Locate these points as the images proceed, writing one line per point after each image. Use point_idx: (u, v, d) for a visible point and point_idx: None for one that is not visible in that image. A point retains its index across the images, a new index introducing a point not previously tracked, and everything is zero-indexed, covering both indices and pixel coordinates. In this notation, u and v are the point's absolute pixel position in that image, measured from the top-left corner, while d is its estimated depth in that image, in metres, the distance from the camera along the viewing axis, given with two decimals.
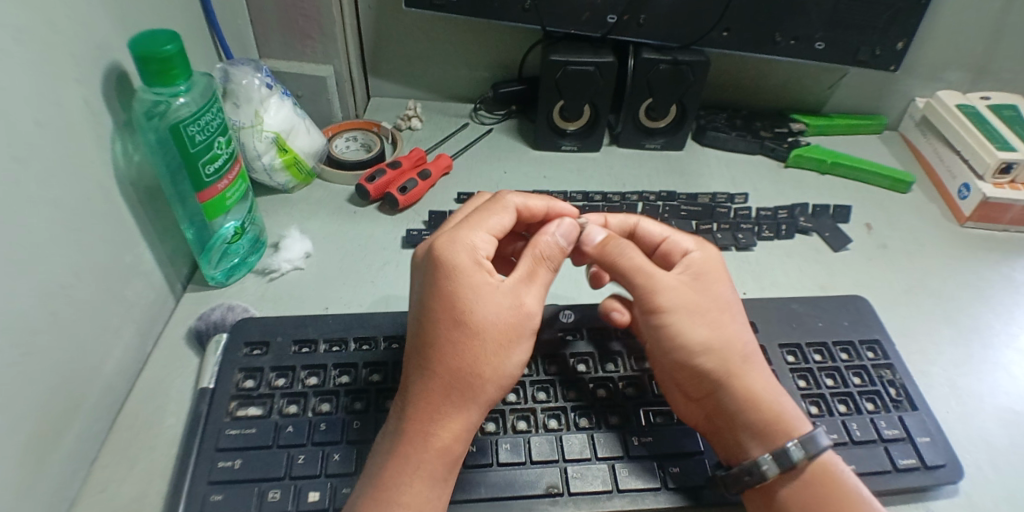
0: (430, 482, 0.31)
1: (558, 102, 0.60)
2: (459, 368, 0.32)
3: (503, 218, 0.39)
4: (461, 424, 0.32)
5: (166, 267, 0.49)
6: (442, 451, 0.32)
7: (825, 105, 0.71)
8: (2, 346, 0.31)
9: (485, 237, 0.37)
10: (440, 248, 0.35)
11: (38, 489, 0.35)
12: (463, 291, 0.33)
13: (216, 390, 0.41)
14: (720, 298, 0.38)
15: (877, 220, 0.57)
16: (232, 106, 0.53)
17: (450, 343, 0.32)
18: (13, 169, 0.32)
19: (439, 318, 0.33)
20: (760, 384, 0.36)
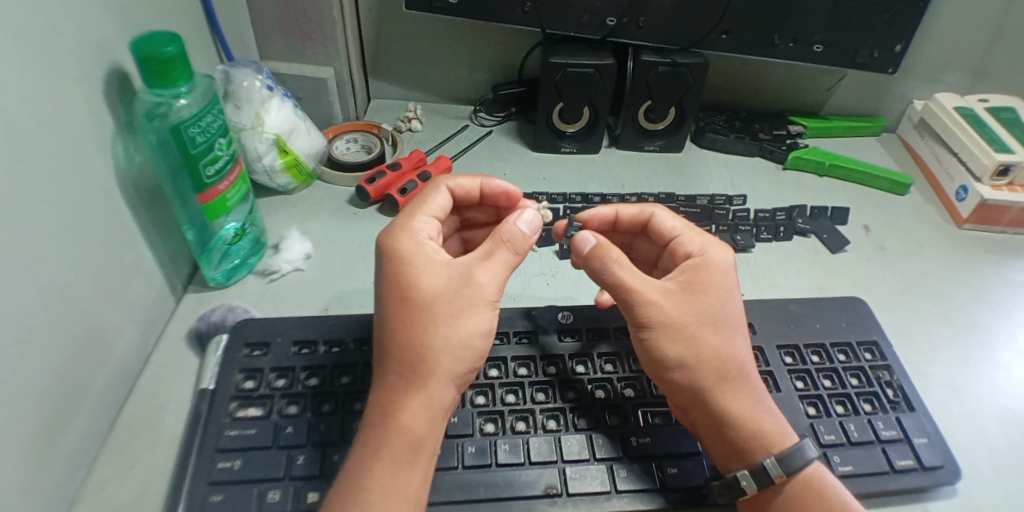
0: (392, 466, 0.30)
1: (557, 104, 0.60)
2: (405, 344, 0.33)
3: (440, 201, 0.41)
4: (421, 400, 0.32)
5: (166, 268, 0.50)
6: (403, 429, 0.31)
7: (823, 108, 0.71)
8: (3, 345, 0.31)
9: (427, 220, 0.39)
10: (384, 237, 0.37)
11: (39, 488, 0.35)
12: (405, 270, 0.35)
13: (217, 390, 0.41)
14: (713, 304, 0.38)
15: (876, 222, 0.58)
16: (234, 108, 0.53)
17: (397, 319, 0.33)
18: (13, 170, 0.32)
19: (389, 301, 0.34)
20: (734, 390, 0.36)
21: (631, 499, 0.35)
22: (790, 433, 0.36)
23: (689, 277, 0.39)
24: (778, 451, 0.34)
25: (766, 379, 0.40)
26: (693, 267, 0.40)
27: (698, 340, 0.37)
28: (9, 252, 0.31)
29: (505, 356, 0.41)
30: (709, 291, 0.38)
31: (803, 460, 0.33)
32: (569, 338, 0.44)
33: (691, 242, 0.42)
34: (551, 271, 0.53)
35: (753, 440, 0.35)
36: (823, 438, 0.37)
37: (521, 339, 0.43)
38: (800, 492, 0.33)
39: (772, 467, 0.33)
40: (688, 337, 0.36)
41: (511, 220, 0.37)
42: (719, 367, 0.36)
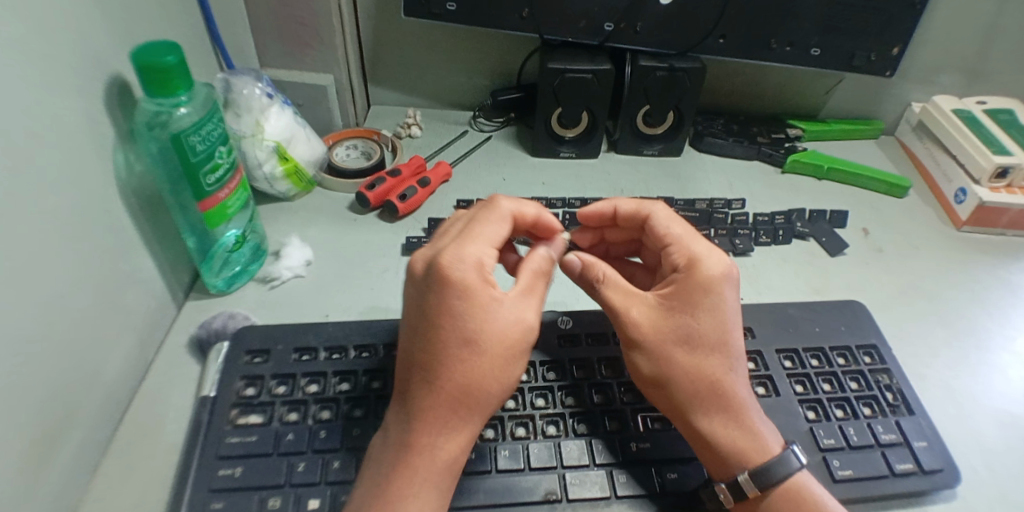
0: (434, 491, 0.31)
1: (555, 109, 0.60)
2: (465, 384, 0.32)
3: (502, 229, 0.38)
4: (462, 436, 0.33)
5: (167, 276, 0.50)
6: (444, 460, 0.32)
7: (821, 110, 0.71)
8: (7, 354, 0.31)
9: (484, 247, 0.35)
10: (449, 264, 0.33)
11: (43, 495, 0.35)
12: (471, 310, 0.33)
13: (217, 398, 0.41)
14: (704, 325, 0.36)
15: (874, 224, 0.58)
16: (233, 116, 0.53)
17: (458, 359, 0.32)
18: (13, 181, 0.32)
19: (448, 336, 0.32)
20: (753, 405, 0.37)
21: (630, 504, 0.35)
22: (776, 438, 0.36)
23: (680, 291, 0.37)
24: (761, 462, 0.35)
25: (765, 382, 0.40)
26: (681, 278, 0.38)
27: (714, 354, 0.36)
28: (9, 263, 0.32)
29: None
30: (696, 305, 0.37)
31: (777, 474, 0.34)
32: (568, 344, 0.44)
33: (680, 252, 0.39)
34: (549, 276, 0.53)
35: (752, 451, 0.35)
36: (822, 442, 0.37)
37: None
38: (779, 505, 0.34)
39: (746, 482, 0.34)
40: (711, 381, 0.36)
41: (542, 252, 0.39)
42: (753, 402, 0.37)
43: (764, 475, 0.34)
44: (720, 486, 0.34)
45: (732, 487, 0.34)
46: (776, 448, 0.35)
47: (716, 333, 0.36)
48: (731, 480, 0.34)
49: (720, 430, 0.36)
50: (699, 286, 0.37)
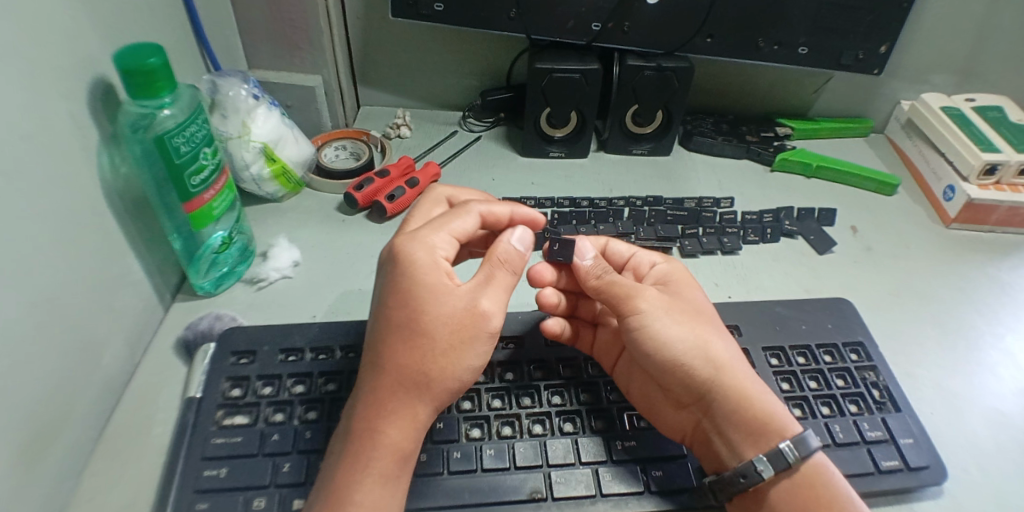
0: (379, 481, 0.31)
1: (545, 109, 0.60)
2: (409, 365, 0.32)
3: (466, 223, 0.39)
4: (410, 423, 0.32)
5: (154, 277, 0.50)
6: (392, 449, 0.31)
7: (811, 109, 0.71)
8: None
9: (445, 239, 0.37)
10: (399, 249, 0.36)
11: (26, 499, 0.35)
12: (420, 293, 0.34)
13: (204, 399, 0.41)
14: (697, 301, 0.40)
15: (863, 222, 0.57)
16: (220, 117, 0.53)
17: (393, 343, 0.33)
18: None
19: (394, 319, 0.33)
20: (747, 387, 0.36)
21: (615, 503, 0.35)
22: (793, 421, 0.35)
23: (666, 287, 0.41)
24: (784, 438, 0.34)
25: None
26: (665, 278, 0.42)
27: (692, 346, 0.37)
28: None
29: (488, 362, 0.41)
30: (680, 297, 0.40)
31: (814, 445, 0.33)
32: (556, 344, 0.43)
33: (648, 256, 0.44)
34: None
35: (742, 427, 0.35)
36: None
37: (507, 344, 0.43)
38: (797, 493, 0.33)
39: (790, 450, 0.33)
40: (706, 360, 0.36)
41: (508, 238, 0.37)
42: (751, 402, 0.35)
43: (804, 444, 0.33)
44: (761, 457, 0.34)
45: (775, 457, 0.33)
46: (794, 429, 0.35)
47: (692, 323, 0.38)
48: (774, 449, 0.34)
49: (729, 411, 0.35)
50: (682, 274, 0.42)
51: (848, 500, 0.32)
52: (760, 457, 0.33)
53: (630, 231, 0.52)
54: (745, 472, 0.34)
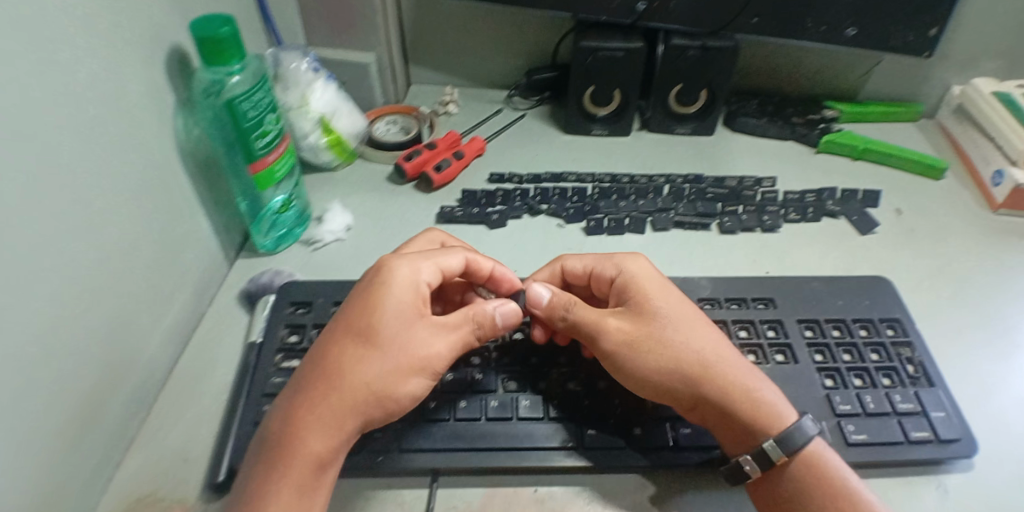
0: (294, 491, 0.32)
1: (588, 88, 0.62)
2: (348, 378, 0.35)
3: (453, 263, 0.42)
4: (335, 432, 0.34)
5: (221, 236, 0.54)
6: (309, 452, 0.33)
7: (860, 93, 0.70)
8: (74, 293, 0.36)
9: (429, 270, 0.40)
10: (377, 273, 0.39)
11: (101, 423, 0.39)
12: (382, 314, 0.37)
13: (264, 343, 0.45)
14: (660, 305, 0.40)
15: (908, 205, 0.57)
16: (282, 89, 0.57)
17: (336, 354, 0.35)
18: (86, 141, 0.37)
19: (349, 333, 0.36)
20: (732, 379, 0.37)
21: (631, 456, 0.38)
22: (790, 410, 0.36)
23: (624, 297, 0.41)
24: (779, 430, 0.35)
25: (784, 350, 0.41)
26: (621, 285, 0.42)
27: (671, 351, 0.38)
28: (82, 212, 0.36)
29: (527, 324, 0.46)
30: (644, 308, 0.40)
31: (801, 440, 0.34)
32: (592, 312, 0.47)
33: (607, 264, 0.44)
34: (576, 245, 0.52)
35: (756, 412, 0.36)
36: (838, 408, 0.38)
37: (544, 310, 0.47)
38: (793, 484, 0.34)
39: (773, 449, 0.34)
40: (682, 368, 0.37)
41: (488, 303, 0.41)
42: (738, 399, 0.36)
43: (789, 440, 0.34)
44: (746, 457, 0.35)
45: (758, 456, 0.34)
46: (790, 417, 0.36)
47: (667, 333, 0.39)
48: (758, 449, 0.35)
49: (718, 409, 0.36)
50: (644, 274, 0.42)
51: (845, 483, 0.33)
52: (746, 458, 0.35)
53: (669, 207, 0.54)
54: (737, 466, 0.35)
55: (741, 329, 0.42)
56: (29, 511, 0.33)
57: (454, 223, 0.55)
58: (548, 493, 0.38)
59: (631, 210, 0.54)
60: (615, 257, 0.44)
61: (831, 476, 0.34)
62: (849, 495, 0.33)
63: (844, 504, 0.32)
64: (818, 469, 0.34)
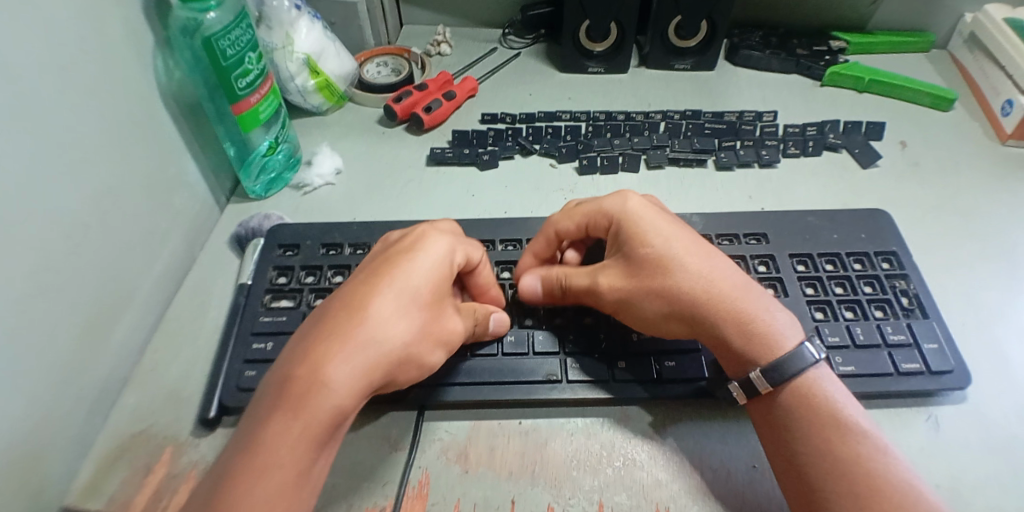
0: (311, 447, 0.27)
1: (583, 22, 0.59)
2: (384, 332, 0.31)
3: (473, 253, 0.39)
4: (360, 390, 0.29)
5: (210, 181, 0.53)
6: (335, 408, 0.28)
7: (869, 22, 0.67)
8: (57, 233, 0.35)
9: (459, 252, 0.37)
10: (416, 237, 0.36)
11: (96, 364, 0.40)
12: (420, 274, 0.33)
13: (253, 285, 0.45)
14: (649, 254, 0.38)
15: (913, 138, 0.55)
16: (265, 29, 0.54)
17: (378, 304, 0.31)
18: (61, 78, 0.36)
19: (387, 286, 0.32)
20: (754, 321, 0.36)
21: (631, 388, 0.39)
22: (793, 333, 0.35)
23: (619, 247, 0.39)
24: (778, 356, 0.35)
25: (774, 284, 0.40)
26: (615, 235, 0.40)
27: (674, 290, 0.37)
28: (61, 150, 0.36)
29: (517, 260, 0.45)
30: (637, 259, 0.38)
31: (789, 371, 0.34)
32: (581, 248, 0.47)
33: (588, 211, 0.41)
34: (568, 187, 0.51)
35: (768, 346, 0.35)
36: (826, 340, 0.37)
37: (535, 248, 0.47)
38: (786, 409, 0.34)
39: (759, 381, 0.34)
40: (693, 301, 0.36)
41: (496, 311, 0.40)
42: (758, 332, 0.35)
43: (777, 371, 0.34)
44: (734, 385, 0.35)
45: (745, 387, 0.35)
46: (790, 343, 0.35)
47: (666, 278, 0.37)
48: (744, 379, 0.35)
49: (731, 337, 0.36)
50: (628, 217, 0.39)
51: (838, 413, 0.33)
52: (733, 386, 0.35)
53: (665, 144, 0.52)
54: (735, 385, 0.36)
55: None
56: (26, 446, 0.33)
57: (445, 166, 0.55)
58: (533, 425, 0.39)
59: (625, 147, 0.52)
60: (606, 206, 0.40)
61: (824, 403, 0.33)
62: (838, 425, 0.32)
63: (829, 434, 0.32)
64: (809, 398, 0.34)
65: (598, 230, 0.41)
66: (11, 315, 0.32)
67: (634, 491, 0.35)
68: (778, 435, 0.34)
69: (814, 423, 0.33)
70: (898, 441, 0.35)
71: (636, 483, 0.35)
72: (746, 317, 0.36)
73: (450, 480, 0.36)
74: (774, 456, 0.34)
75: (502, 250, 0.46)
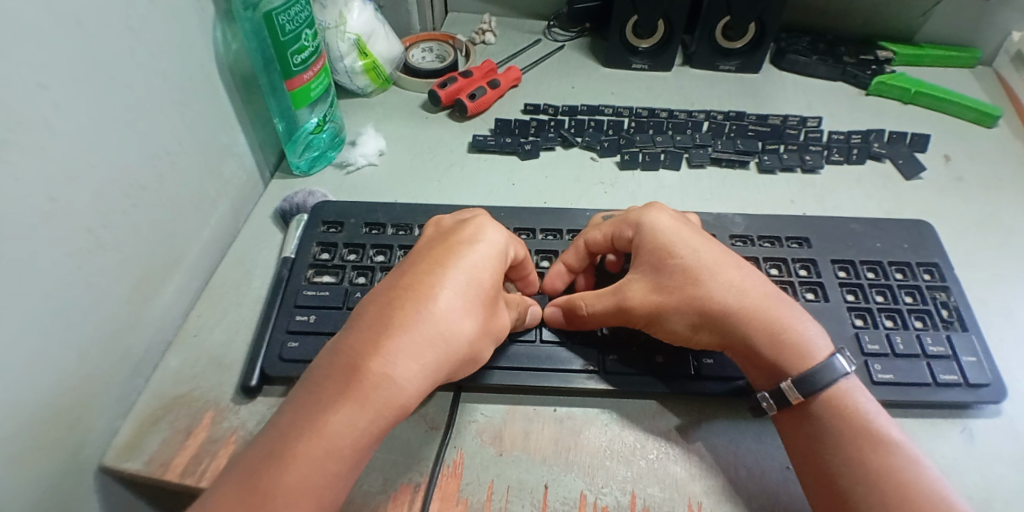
0: (368, 433, 0.28)
1: (632, 17, 0.61)
2: (448, 329, 0.31)
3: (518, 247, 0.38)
4: (423, 386, 0.30)
5: (256, 154, 0.54)
6: (399, 403, 0.29)
7: (915, 35, 0.67)
8: (116, 192, 0.36)
9: (512, 246, 0.37)
10: (475, 228, 0.36)
11: (141, 324, 0.40)
12: (479, 269, 0.33)
13: (297, 258, 0.45)
14: (682, 267, 0.37)
15: (957, 152, 0.55)
16: (319, 6, 0.55)
17: (444, 300, 0.31)
18: (128, 41, 0.36)
19: (451, 278, 0.32)
20: (785, 330, 0.36)
21: (650, 383, 0.39)
22: (823, 344, 0.35)
23: (642, 260, 0.39)
24: (810, 366, 0.35)
25: (815, 288, 0.41)
26: (639, 246, 0.40)
27: (704, 301, 0.37)
28: (123, 109, 0.36)
29: (556, 250, 0.45)
30: (667, 273, 0.38)
31: (821, 381, 0.34)
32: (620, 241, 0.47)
33: (612, 223, 0.41)
34: (609, 181, 0.52)
35: (792, 354, 0.35)
36: (866, 347, 0.38)
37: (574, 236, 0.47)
38: (818, 419, 0.34)
39: (789, 390, 0.34)
40: (720, 310, 0.36)
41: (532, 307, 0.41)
42: (790, 342, 0.35)
43: (808, 382, 0.34)
44: (763, 394, 0.35)
45: (775, 396, 0.35)
46: (821, 353, 0.35)
47: (696, 289, 0.37)
48: (775, 388, 0.35)
49: (761, 347, 0.36)
50: (654, 231, 0.39)
51: (867, 423, 0.33)
52: (764, 397, 0.35)
53: (707, 143, 0.53)
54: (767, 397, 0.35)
55: (772, 266, 0.42)
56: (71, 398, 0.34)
57: (487, 153, 0.55)
58: (568, 413, 0.39)
59: (667, 145, 0.54)
60: (631, 217, 0.41)
61: (856, 412, 0.33)
62: (871, 436, 0.32)
63: (862, 444, 0.32)
64: (839, 406, 0.34)
65: (626, 243, 0.41)
66: (67, 263, 0.33)
67: (667, 484, 0.35)
68: (810, 446, 0.33)
69: (848, 435, 0.32)
70: (930, 450, 0.35)
71: (669, 476, 0.35)
72: (778, 330, 0.36)
73: (484, 461, 0.36)
74: (803, 467, 0.34)
75: (542, 239, 0.46)
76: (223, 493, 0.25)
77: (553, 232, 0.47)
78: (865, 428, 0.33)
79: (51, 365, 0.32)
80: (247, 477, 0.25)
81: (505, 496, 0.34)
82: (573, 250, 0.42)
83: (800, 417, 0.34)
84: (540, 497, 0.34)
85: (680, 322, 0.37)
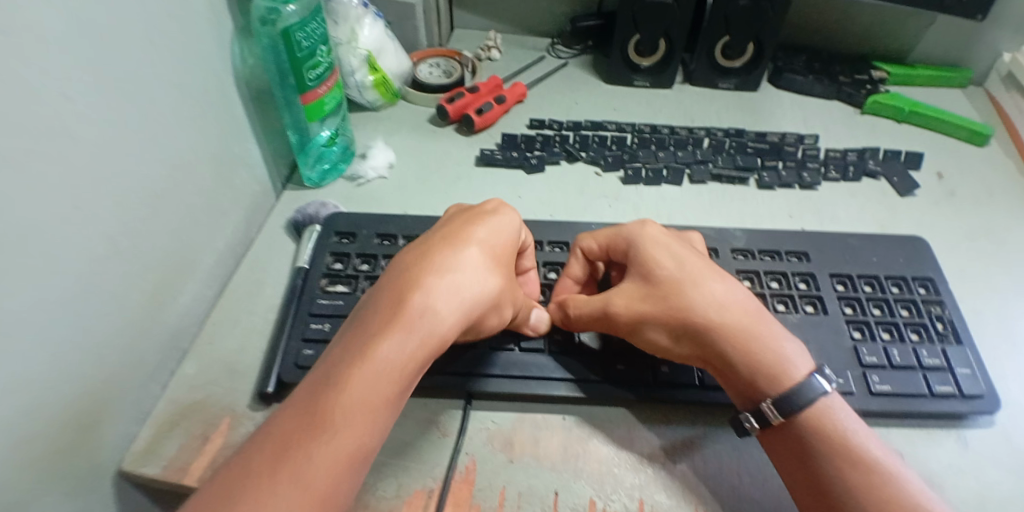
0: (411, 360, 0.30)
1: (634, 35, 0.62)
2: (481, 273, 0.33)
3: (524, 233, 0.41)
4: (461, 322, 0.32)
5: (269, 166, 0.55)
6: (439, 335, 0.31)
7: (908, 55, 0.69)
8: (135, 202, 0.37)
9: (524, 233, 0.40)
10: (493, 205, 0.39)
11: (156, 331, 0.41)
12: (500, 233, 0.36)
13: (310, 269, 0.47)
14: (664, 276, 0.39)
15: (950, 168, 0.57)
16: (332, 23, 0.57)
17: (472, 250, 0.34)
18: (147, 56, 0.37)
19: (476, 235, 0.35)
20: (761, 343, 0.37)
21: (654, 392, 0.40)
22: (803, 364, 0.36)
23: (634, 271, 0.41)
24: (787, 387, 0.35)
25: (814, 301, 0.42)
26: (632, 257, 0.41)
27: (684, 314, 0.38)
28: (141, 121, 0.37)
29: (563, 262, 0.46)
30: (652, 283, 0.39)
31: (799, 403, 0.35)
32: None
33: (609, 234, 0.43)
34: (613, 194, 0.53)
35: (772, 371, 0.36)
36: (864, 359, 0.39)
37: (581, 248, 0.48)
38: (801, 440, 0.35)
39: (770, 412, 0.35)
40: (697, 323, 0.37)
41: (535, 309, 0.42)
42: (766, 363, 0.36)
43: (787, 402, 0.35)
44: (746, 415, 0.36)
45: (757, 417, 0.35)
46: (800, 373, 0.36)
47: (677, 301, 0.38)
48: (756, 409, 0.36)
49: (738, 364, 0.37)
50: (645, 243, 0.41)
51: (849, 444, 0.34)
52: (747, 417, 0.36)
53: (708, 159, 0.55)
54: (750, 418, 0.36)
55: (773, 280, 0.43)
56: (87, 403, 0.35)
57: (494, 167, 0.57)
58: (575, 421, 0.40)
59: (669, 160, 0.55)
60: (626, 231, 0.42)
61: (838, 432, 0.34)
62: (852, 457, 0.33)
63: (844, 464, 0.33)
64: (822, 426, 0.35)
65: (621, 255, 0.42)
66: (87, 271, 0.34)
67: (674, 491, 0.36)
68: (796, 465, 0.34)
69: (828, 455, 0.33)
70: (927, 459, 0.36)
71: (674, 482, 0.36)
72: (753, 345, 0.37)
73: (495, 467, 0.37)
74: (793, 485, 0.34)
75: (549, 252, 0.47)
76: (280, 418, 0.27)
77: (559, 245, 0.48)
78: (846, 448, 0.33)
79: (71, 371, 0.33)
80: (304, 402, 0.28)
81: (517, 502, 0.35)
82: (575, 259, 0.44)
83: (784, 438, 0.35)
84: (551, 502, 0.35)
85: (658, 331, 0.38)
